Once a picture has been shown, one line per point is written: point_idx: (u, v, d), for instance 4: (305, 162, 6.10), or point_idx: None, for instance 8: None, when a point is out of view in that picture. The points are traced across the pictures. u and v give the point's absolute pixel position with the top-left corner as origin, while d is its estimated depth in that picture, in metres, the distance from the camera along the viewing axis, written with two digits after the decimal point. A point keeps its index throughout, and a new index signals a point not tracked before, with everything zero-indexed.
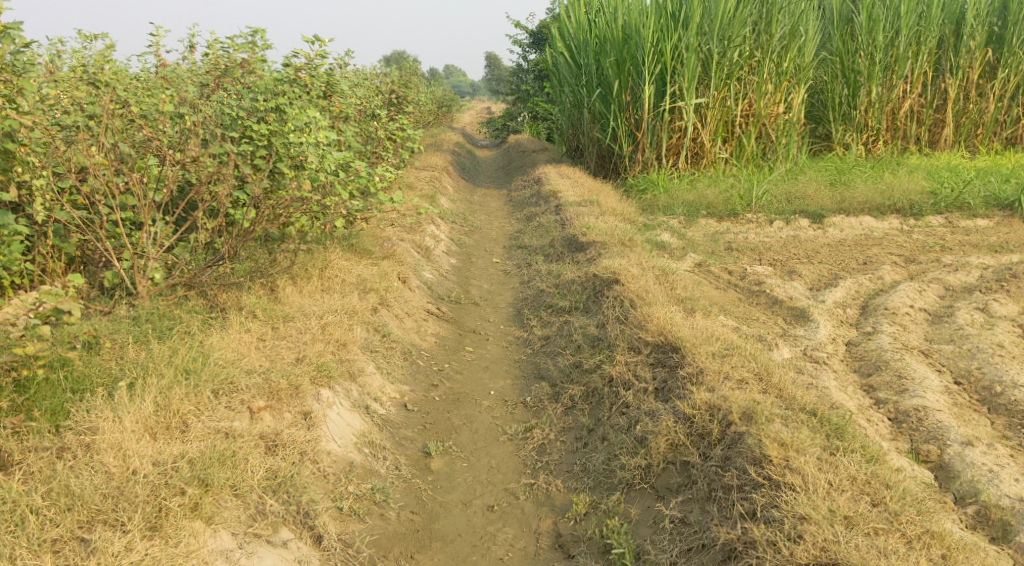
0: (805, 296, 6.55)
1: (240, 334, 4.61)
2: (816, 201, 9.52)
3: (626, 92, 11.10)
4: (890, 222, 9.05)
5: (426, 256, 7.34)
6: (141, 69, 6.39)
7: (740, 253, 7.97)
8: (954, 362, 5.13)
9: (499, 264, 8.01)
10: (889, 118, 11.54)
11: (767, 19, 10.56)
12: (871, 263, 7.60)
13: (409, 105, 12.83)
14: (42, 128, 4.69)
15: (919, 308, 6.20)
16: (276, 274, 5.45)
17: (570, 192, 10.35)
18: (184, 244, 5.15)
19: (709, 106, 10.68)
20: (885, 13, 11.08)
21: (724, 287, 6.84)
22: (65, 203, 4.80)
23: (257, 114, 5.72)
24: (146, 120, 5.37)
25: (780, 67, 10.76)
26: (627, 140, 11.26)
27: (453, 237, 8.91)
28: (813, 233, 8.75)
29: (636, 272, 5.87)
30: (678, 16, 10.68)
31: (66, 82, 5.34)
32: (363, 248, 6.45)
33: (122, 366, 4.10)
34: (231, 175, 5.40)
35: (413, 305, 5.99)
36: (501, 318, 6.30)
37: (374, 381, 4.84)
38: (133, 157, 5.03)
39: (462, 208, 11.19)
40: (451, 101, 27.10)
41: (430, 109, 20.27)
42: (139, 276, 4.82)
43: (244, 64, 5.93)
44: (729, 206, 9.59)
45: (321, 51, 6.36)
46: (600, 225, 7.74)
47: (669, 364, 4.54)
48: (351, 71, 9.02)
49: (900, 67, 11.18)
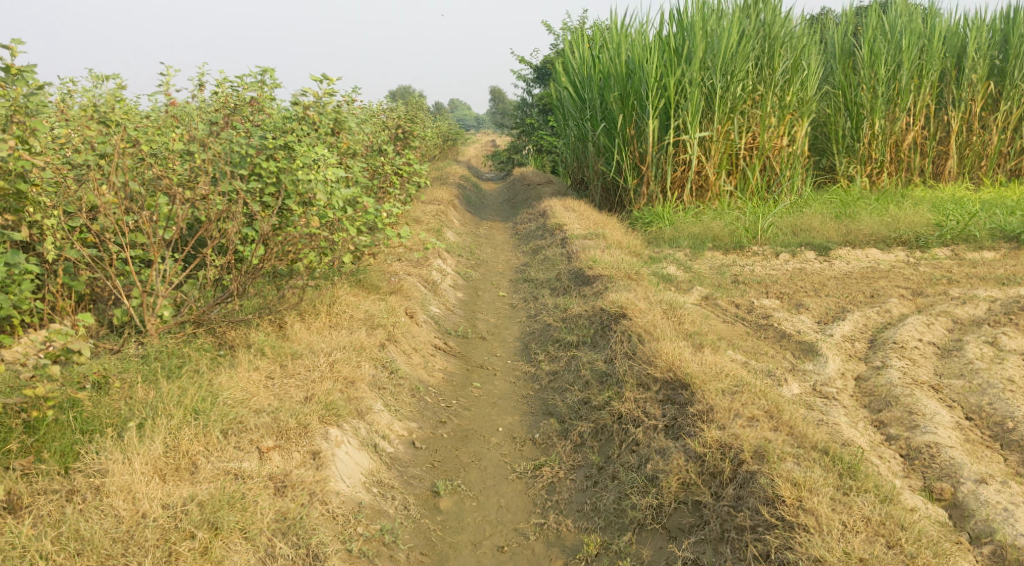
0: (813, 330, 6.54)
1: (249, 372, 4.61)
2: (822, 234, 9.54)
3: (630, 125, 11.18)
4: (896, 254, 9.05)
5: (433, 290, 7.35)
6: (152, 107, 6.51)
7: (747, 286, 7.97)
8: (965, 397, 5.10)
9: (506, 298, 8.02)
10: (893, 151, 11.59)
11: (770, 53, 10.68)
12: (879, 296, 7.59)
13: (415, 139, 12.96)
14: (53, 168, 4.74)
15: (928, 342, 6.18)
16: (285, 310, 5.46)
17: (575, 225, 10.40)
18: (193, 282, 5.18)
19: (713, 139, 10.73)
20: (886, 47, 11.21)
21: (731, 320, 6.83)
22: (75, 242, 4.84)
23: (265, 152, 5.78)
24: (156, 158, 5.44)
25: (783, 101, 10.84)
26: (632, 174, 11.32)
27: (459, 270, 8.93)
28: (819, 265, 8.76)
29: (644, 306, 5.87)
30: (681, 51, 10.80)
31: (77, 121, 5.42)
32: (370, 283, 6.46)
33: (131, 406, 4.09)
34: (240, 213, 5.45)
35: (421, 340, 5.99)
36: (508, 353, 6.29)
37: (382, 418, 4.82)
38: (143, 196, 5.09)
39: (468, 241, 11.23)
40: (456, 134, 27.38)
41: (436, 143, 20.47)
42: (148, 314, 4.84)
43: (253, 102, 6.05)
44: (735, 239, 9.60)
45: (329, 90, 6.48)
46: (606, 259, 7.76)
47: (679, 401, 4.52)
48: (358, 106, 9.15)
49: (902, 100, 11.26)
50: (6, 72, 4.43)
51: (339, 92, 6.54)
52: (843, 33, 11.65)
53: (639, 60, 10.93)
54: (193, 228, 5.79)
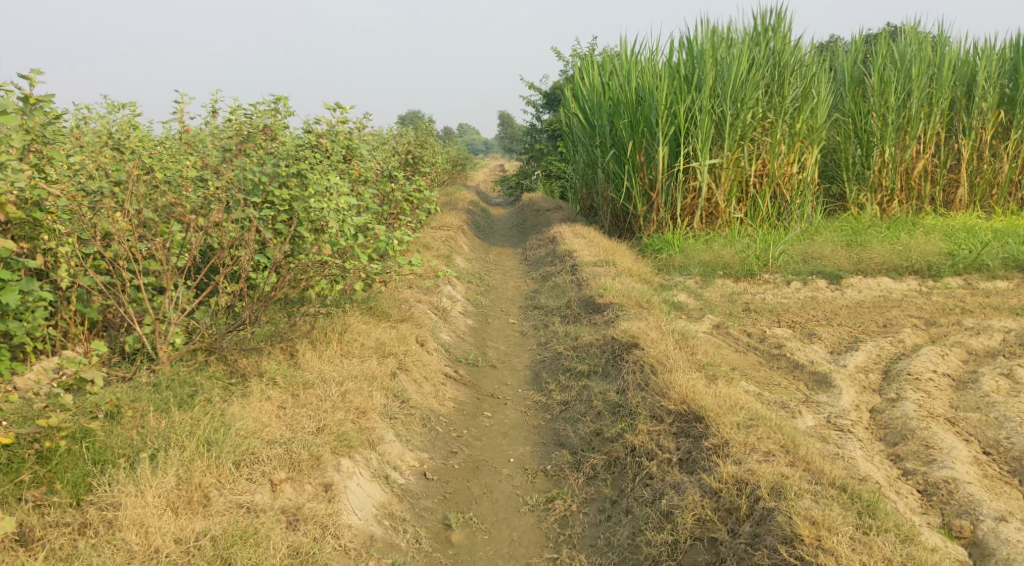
0: (826, 361, 6.49)
1: (261, 402, 4.61)
2: (834, 262, 9.51)
3: (640, 152, 11.20)
4: (908, 283, 9.01)
5: (444, 317, 7.34)
6: (165, 133, 6.58)
7: (758, 314, 7.93)
8: (982, 431, 5.04)
9: (516, 325, 8.00)
10: (903, 178, 11.57)
11: (779, 81, 10.72)
12: (892, 325, 7.54)
13: (425, 165, 13.03)
14: (69, 195, 4.78)
15: (943, 374, 6.12)
16: (296, 338, 5.46)
17: (585, 252, 10.41)
18: (205, 309, 5.18)
19: (723, 166, 10.74)
20: (896, 75, 11.25)
21: (743, 350, 6.79)
22: (89, 269, 4.87)
23: (278, 179, 5.83)
24: (170, 185, 5.47)
25: (793, 128, 10.86)
26: (641, 201, 11.32)
27: (469, 297, 8.93)
28: (831, 294, 8.72)
29: (656, 336, 5.84)
30: (691, 79, 10.86)
31: (92, 148, 5.47)
32: (381, 311, 6.46)
33: (143, 436, 4.08)
34: (253, 240, 5.49)
35: (431, 368, 5.96)
36: (519, 382, 6.25)
37: (393, 449, 4.80)
38: (156, 224, 5.13)
39: (478, 267, 11.24)
40: (465, 159, 27.53)
41: (446, 168, 20.58)
42: (161, 342, 4.86)
43: (267, 130, 6.13)
44: (745, 267, 9.57)
45: (342, 118, 6.59)
46: (617, 286, 7.75)
47: (693, 434, 4.48)
48: (369, 133, 9.24)
49: (912, 128, 11.27)
50: (24, 103, 4.56)
51: (351, 121, 6.62)
52: (852, 61, 11.72)
53: (649, 87, 11.00)
54: (206, 255, 5.81)
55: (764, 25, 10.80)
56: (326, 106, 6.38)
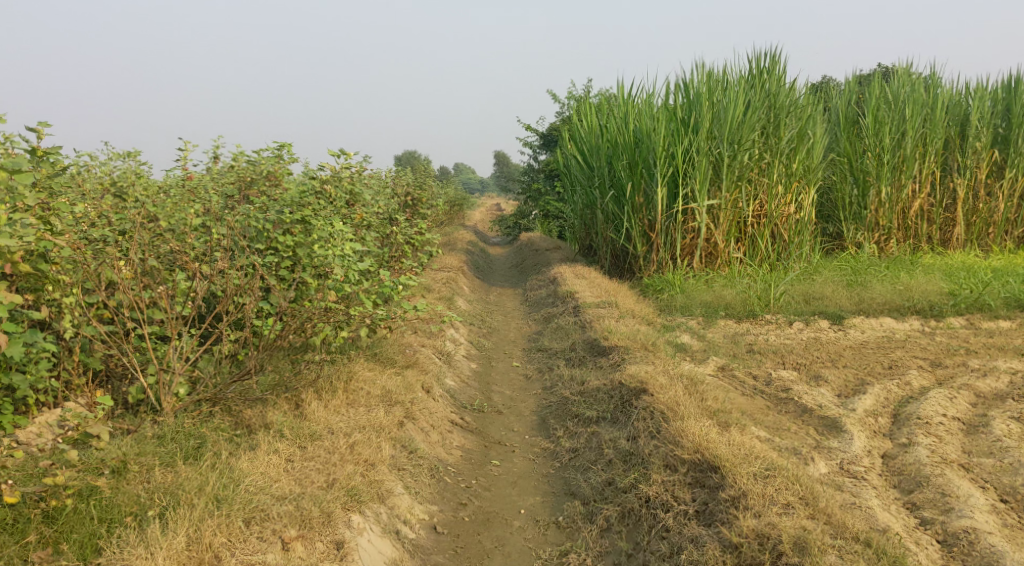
0: (834, 404, 6.42)
1: (269, 456, 4.53)
2: (835, 302, 9.49)
3: (639, 193, 11.23)
4: (911, 323, 8.99)
5: (447, 362, 7.27)
6: (168, 179, 6.59)
7: (763, 356, 7.88)
8: (997, 478, 4.97)
9: (520, 368, 7.93)
10: (900, 218, 11.59)
11: (775, 122, 10.81)
12: (897, 367, 7.50)
13: (424, 207, 13.08)
14: (74, 246, 4.80)
15: (953, 418, 6.05)
16: (302, 388, 5.41)
17: (587, 292, 10.39)
18: (209, 358, 5.15)
19: (721, 207, 10.76)
20: (890, 115, 11.38)
21: (750, 394, 6.73)
22: (92, 318, 4.87)
23: (282, 226, 5.84)
24: (174, 233, 5.49)
25: (790, 169, 10.91)
26: (641, 241, 11.31)
27: (472, 340, 8.88)
28: (834, 335, 8.69)
29: (664, 381, 5.78)
30: (688, 121, 10.96)
31: (95, 197, 5.48)
32: (386, 357, 6.39)
33: (151, 492, 4.02)
34: (257, 288, 5.48)
35: (438, 416, 5.88)
36: (526, 428, 6.17)
37: (403, 502, 4.70)
38: (160, 272, 5.15)
39: (479, 308, 11.22)
40: (463, 200, 27.67)
41: (444, 208, 20.65)
42: (164, 393, 4.84)
43: (271, 176, 6.14)
44: (747, 307, 9.54)
45: (346, 164, 6.60)
46: (621, 328, 7.71)
47: (708, 485, 4.43)
48: (371, 176, 9.28)
49: (908, 167, 11.35)
50: (31, 156, 4.62)
51: (355, 166, 6.63)
52: (847, 102, 11.86)
53: (646, 129, 11.09)
54: (210, 303, 5.77)
55: (759, 68, 10.93)
56: (330, 152, 6.40)
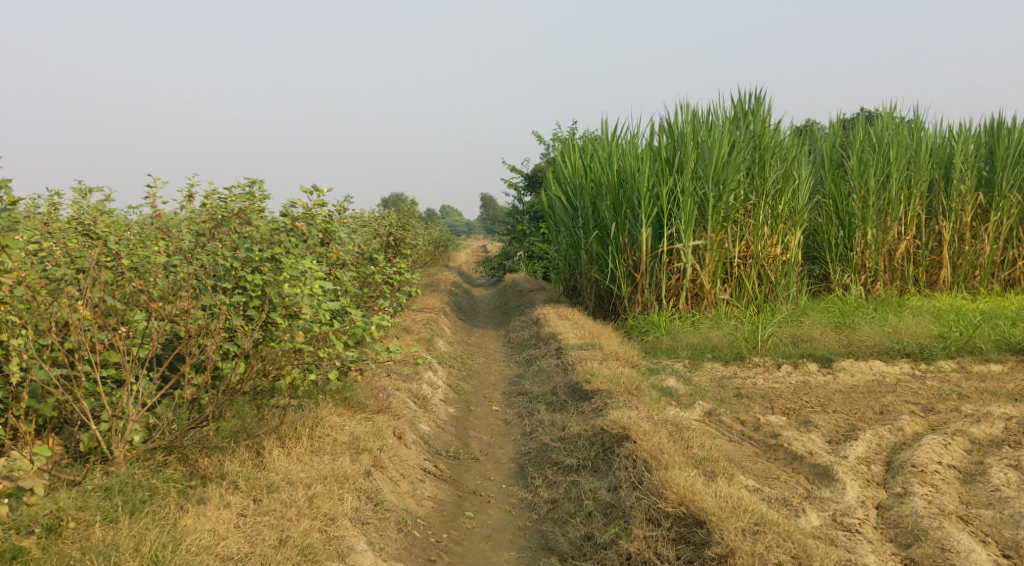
0: (825, 451, 6.17)
1: (218, 511, 4.25)
2: (824, 345, 9.29)
3: (623, 233, 11.07)
4: (901, 367, 8.79)
5: (423, 406, 6.98)
6: (138, 217, 6.38)
7: (750, 401, 7.63)
8: (998, 531, 4.72)
9: (499, 413, 7.64)
10: (886, 260, 11.44)
11: (761, 163, 10.72)
12: (889, 412, 7.25)
13: (406, 247, 12.91)
14: (25, 284, 4.64)
15: (949, 466, 5.80)
16: (264, 435, 5.11)
17: (570, 333, 10.16)
18: (168, 403, 4.88)
19: (707, 247, 10.58)
20: (875, 158, 11.34)
21: (738, 440, 6.47)
22: (44, 361, 4.64)
23: (251, 265, 5.60)
24: (137, 272, 5.29)
25: (776, 210, 10.79)
26: (626, 282, 11.10)
27: (451, 383, 8.58)
28: (823, 378, 8.46)
29: (648, 427, 5.51)
30: (672, 161, 10.85)
31: (61, 236, 5.32)
32: (356, 401, 6.10)
33: (82, 554, 3.75)
34: (221, 328, 5.21)
35: (409, 465, 5.56)
36: (503, 477, 5.88)
37: (366, 559, 4.37)
38: (119, 313, 4.95)
39: (460, 350, 10.97)
40: (448, 241, 27.51)
41: (428, 250, 20.47)
42: (117, 440, 4.56)
43: (242, 214, 5.81)
44: (734, 350, 9.32)
45: (319, 202, 6.36)
46: (604, 371, 7.45)
47: (694, 541, 4.19)
48: (350, 216, 9.07)
49: (893, 210, 11.26)
50: None
51: (329, 204, 6.39)
52: (831, 143, 11.82)
53: (630, 169, 10.99)
54: (170, 344, 5.48)
55: (744, 109, 10.89)
56: (303, 189, 6.17)
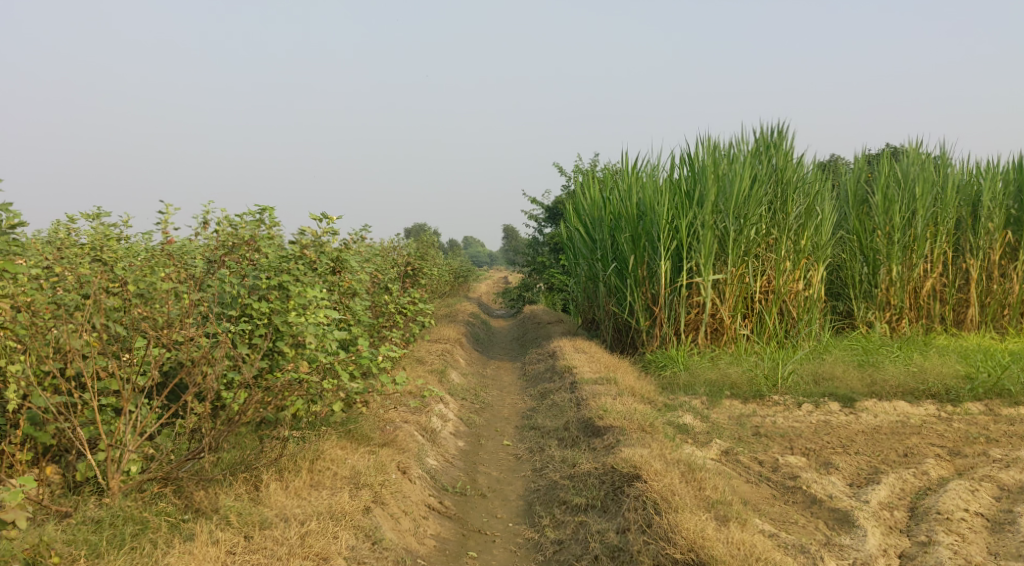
0: (846, 494, 5.94)
1: (206, 547, 4.21)
2: (846, 383, 9.04)
3: (642, 266, 10.93)
4: (926, 407, 8.52)
5: (432, 439, 6.84)
6: (150, 242, 6.36)
7: (769, 440, 7.40)
8: None
9: (511, 448, 7.47)
10: (912, 297, 11.17)
11: (782, 198, 10.57)
12: (913, 455, 7.00)
13: (424, 277, 12.83)
14: (28, 311, 4.64)
15: (976, 513, 5.56)
16: (262, 468, 5.01)
17: (586, 367, 9.99)
18: (167, 433, 4.81)
19: (728, 281, 10.40)
20: (900, 194, 11.15)
21: (755, 481, 6.25)
22: (42, 389, 4.57)
23: (258, 293, 5.54)
24: (143, 299, 5.23)
25: (798, 245, 10.60)
26: (644, 315, 10.93)
27: (462, 416, 8.43)
28: (845, 418, 8.21)
29: (660, 466, 5.33)
30: (692, 194, 10.74)
31: (72, 261, 5.31)
32: (361, 434, 5.97)
33: None
34: (223, 356, 5.10)
35: (412, 501, 5.42)
36: (510, 515, 5.72)
37: None
38: (121, 340, 4.91)
39: (474, 382, 10.82)
40: (469, 272, 27.45)
41: (448, 280, 20.39)
42: (113, 471, 4.51)
43: (252, 240, 5.70)
44: (754, 387, 9.10)
45: (329, 229, 6.27)
46: (618, 407, 7.27)
47: None
48: (364, 244, 9.00)
49: (919, 246, 11.02)
50: None
51: (338, 231, 6.29)
52: (856, 179, 11.65)
53: (649, 202, 10.89)
54: (173, 372, 5.44)
55: (766, 142, 10.76)
56: (311, 217, 6.09)
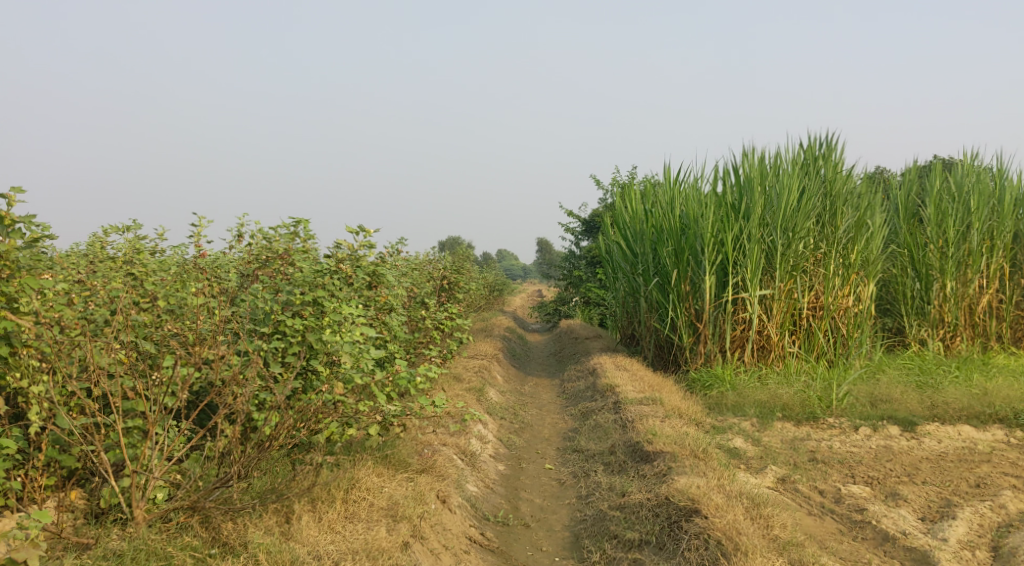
0: (919, 530, 5.49)
1: None
2: (905, 406, 8.52)
3: (685, 281, 10.50)
4: (994, 432, 7.96)
5: (471, 463, 6.50)
6: (182, 255, 6.14)
7: (828, 466, 6.93)
8: None
9: (552, 471, 7.09)
10: (967, 314, 10.58)
11: (831, 210, 10.08)
12: (986, 485, 6.50)
13: (460, 291, 12.55)
14: (52, 328, 4.38)
15: None
16: (294, 498, 4.72)
17: (629, 385, 9.59)
18: (196, 458, 4.58)
19: (775, 297, 9.91)
20: (954, 207, 10.58)
21: (818, 514, 5.80)
22: (66, 412, 4.32)
23: (292, 309, 5.25)
24: (173, 315, 4.98)
25: (848, 260, 10.09)
26: (687, 331, 10.47)
27: (501, 437, 8.07)
28: (906, 443, 7.70)
29: (721, 500, 4.96)
30: (738, 207, 10.29)
31: (104, 274, 5.09)
32: (398, 459, 5.65)
33: None
34: (254, 377, 4.79)
35: (452, 534, 5.09)
36: (556, 548, 5.37)
37: None
38: (150, 359, 4.64)
39: (513, 400, 10.47)
40: (503, 286, 27.14)
41: (483, 294, 20.08)
42: (137, 499, 4.29)
43: (285, 254, 5.45)
44: (807, 409, 8.61)
45: (365, 242, 5.98)
46: (667, 430, 6.85)
47: None
48: (401, 258, 8.72)
49: (975, 261, 10.43)
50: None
51: (375, 245, 6.00)
52: (906, 191, 11.11)
53: (693, 215, 10.47)
54: (203, 391, 5.18)
55: (814, 153, 10.30)
56: (347, 229, 5.81)
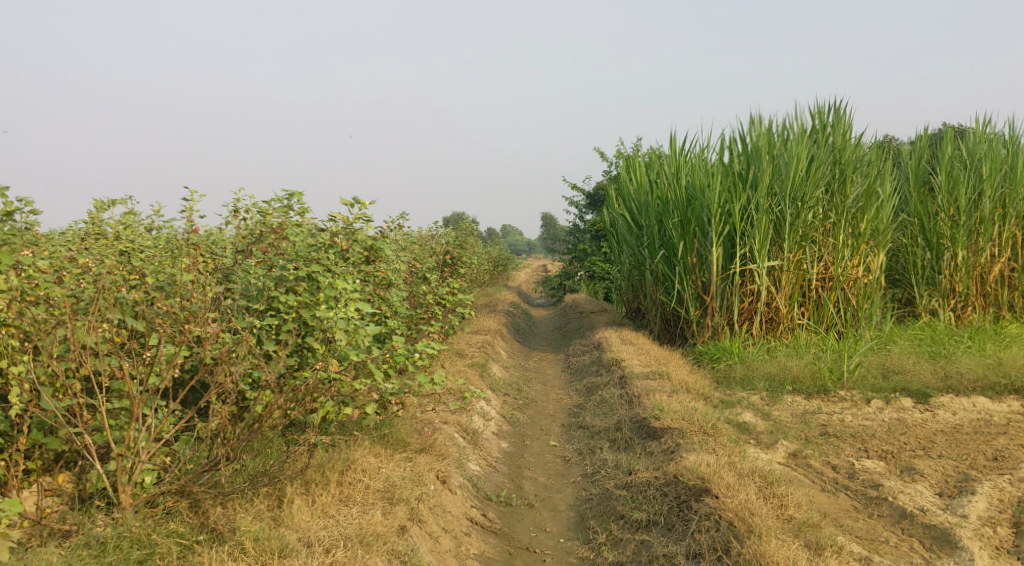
0: (937, 506, 5.29)
1: None
2: (918, 378, 8.30)
3: (692, 253, 10.25)
4: (1010, 404, 7.73)
5: (473, 441, 6.33)
6: (174, 232, 5.95)
7: (840, 441, 6.72)
8: None
9: (557, 448, 6.91)
10: (979, 284, 10.31)
11: (841, 178, 9.78)
12: (1005, 458, 6.29)
13: (464, 265, 12.35)
14: (31, 308, 4.19)
15: None
16: (286, 481, 4.53)
17: (635, 360, 9.40)
18: (184, 440, 4.40)
19: (784, 268, 9.66)
20: (966, 175, 10.27)
21: (832, 491, 5.61)
22: (48, 394, 4.14)
23: (285, 284, 5.03)
24: (162, 291, 4.77)
25: (857, 229, 9.80)
26: (693, 304, 10.26)
27: (504, 414, 7.89)
28: (920, 416, 7.49)
29: (733, 479, 4.78)
30: (745, 176, 9.99)
31: (90, 251, 4.89)
32: (397, 438, 5.47)
33: None
34: (245, 355, 4.58)
35: (452, 516, 4.91)
36: (561, 528, 5.20)
37: None
38: (136, 337, 4.44)
39: (517, 375, 10.30)
40: (507, 261, 26.90)
41: (487, 269, 19.86)
42: (123, 484, 4.12)
43: (278, 229, 5.26)
44: (818, 382, 8.39)
45: (360, 215, 5.75)
46: (675, 405, 6.65)
47: None
48: (401, 232, 8.49)
49: (987, 229, 10.14)
50: None
51: (371, 217, 5.76)
52: (917, 158, 10.79)
53: (700, 185, 10.19)
54: (194, 370, 4.99)
55: (823, 120, 9.98)
56: (342, 202, 5.60)
